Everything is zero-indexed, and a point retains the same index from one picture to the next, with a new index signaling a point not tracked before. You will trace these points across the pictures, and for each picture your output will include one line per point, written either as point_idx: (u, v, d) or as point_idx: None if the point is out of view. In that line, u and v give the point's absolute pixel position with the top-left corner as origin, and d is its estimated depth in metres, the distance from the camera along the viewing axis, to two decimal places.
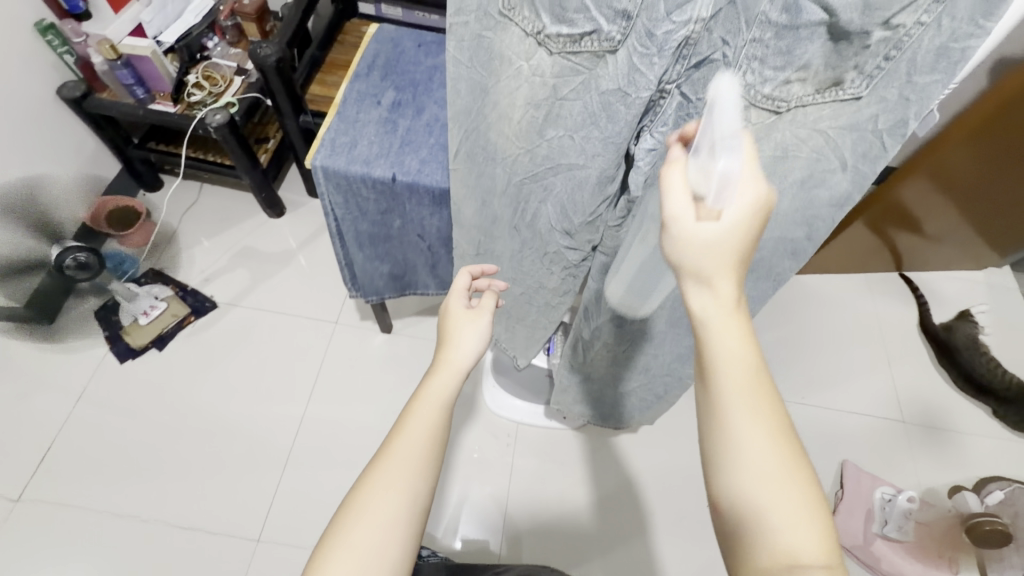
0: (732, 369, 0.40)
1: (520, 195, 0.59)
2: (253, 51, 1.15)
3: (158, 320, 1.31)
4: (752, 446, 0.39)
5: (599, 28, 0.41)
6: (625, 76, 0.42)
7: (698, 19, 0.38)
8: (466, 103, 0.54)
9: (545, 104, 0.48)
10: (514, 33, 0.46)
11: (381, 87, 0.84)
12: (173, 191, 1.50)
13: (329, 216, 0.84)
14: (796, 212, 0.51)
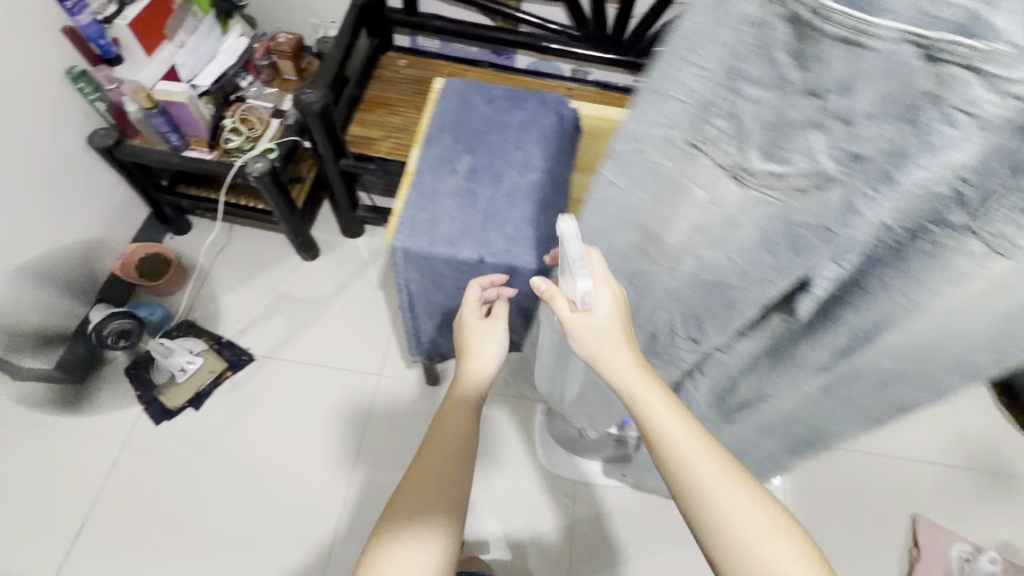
0: (670, 429, 0.48)
1: (647, 299, 0.53)
2: (297, 98, 1.08)
3: (194, 378, 1.24)
4: (709, 487, 0.47)
5: (818, 169, 0.33)
6: (838, 216, 0.35)
7: (954, 166, 0.31)
8: (601, 219, 0.46)
9: (713, 229, 0.41)
10: (702, 165, 0.36)
11: (455, 151, 0.78)
12: (203, 235, 1.44)
13: (402, 292, 0.79)
14: (990, 336, 0.43)
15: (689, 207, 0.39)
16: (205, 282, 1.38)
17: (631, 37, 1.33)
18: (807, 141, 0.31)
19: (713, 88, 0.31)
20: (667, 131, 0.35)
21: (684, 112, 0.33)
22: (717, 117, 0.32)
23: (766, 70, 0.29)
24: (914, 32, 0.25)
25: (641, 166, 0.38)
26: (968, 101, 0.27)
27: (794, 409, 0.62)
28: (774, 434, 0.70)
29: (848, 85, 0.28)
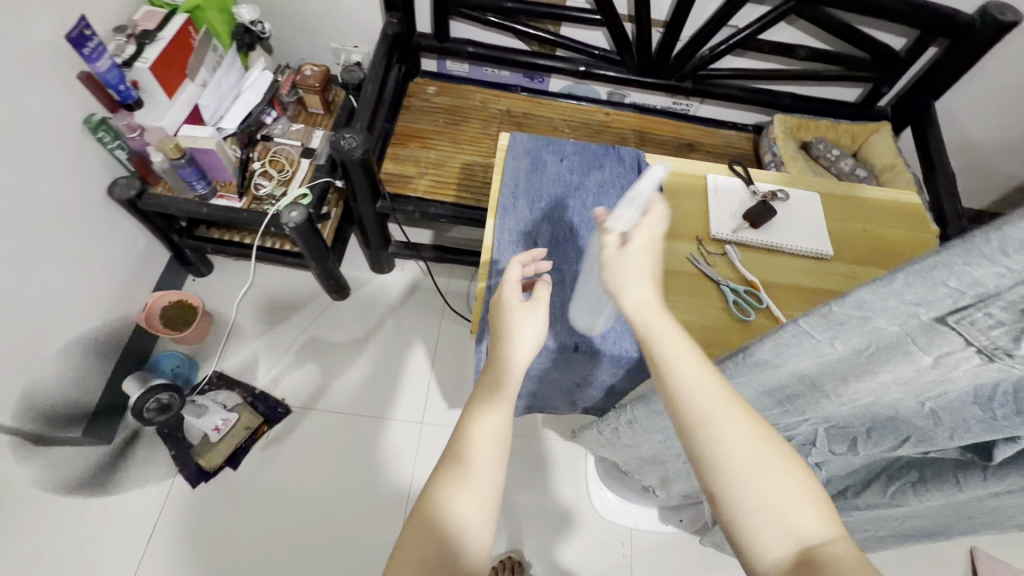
0: (680, 367, 0.46)
1: (796, 413, 0.49)
2: (336, 144, 1.01)
3: (230, 435, 1.18)
4: (718, 424, 0.43)
5: None
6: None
7: None
8: (771, 352, 0.41)
9: (918, 382, 0.37)
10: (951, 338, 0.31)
11: (533, 221, 0.72)
12: (227, 277, 1.37)
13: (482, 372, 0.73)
14: None
15: (905, 367, 0.35)
16: (233, 328, 1.31)
17: (675, 61, 1.26)
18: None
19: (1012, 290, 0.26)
20: (912, 308, 0.30)
21: (952, 298, 0.28)
22: (997, 308, 0.27)
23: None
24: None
25: (861, 329, 0.34)
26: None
27: (927, 509, 0.58)
28: (890, 521, 0.66)
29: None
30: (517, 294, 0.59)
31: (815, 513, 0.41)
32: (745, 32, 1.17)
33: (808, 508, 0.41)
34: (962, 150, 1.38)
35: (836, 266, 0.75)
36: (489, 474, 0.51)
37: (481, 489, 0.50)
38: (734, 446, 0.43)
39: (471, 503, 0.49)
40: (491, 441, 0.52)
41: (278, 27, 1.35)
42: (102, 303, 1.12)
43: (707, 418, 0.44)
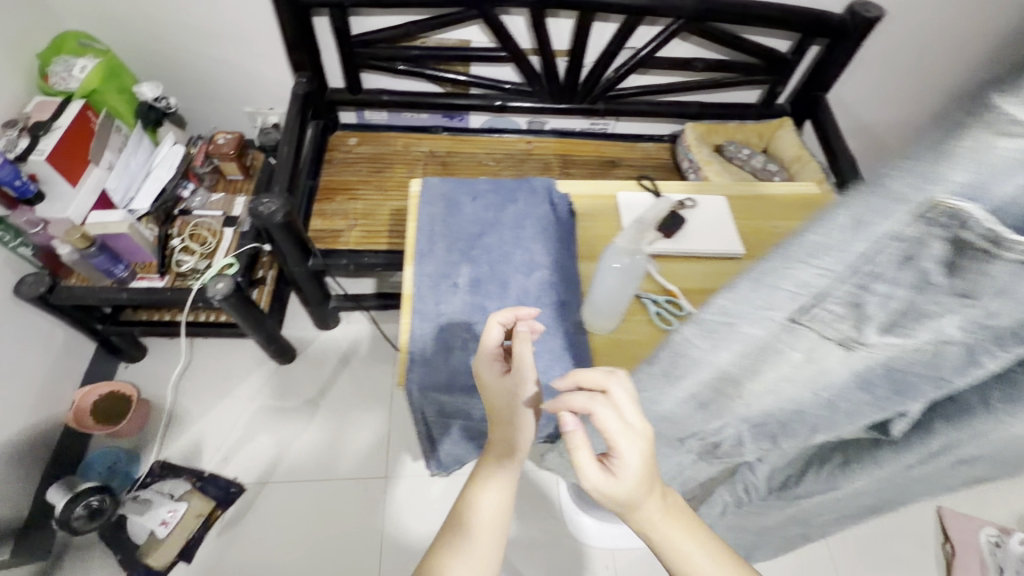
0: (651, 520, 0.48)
1: (708, 421, 0.50)
2: (255, 211, 0.99)
3: (180, 527, 1.11)
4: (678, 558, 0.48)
5: (946, 338, 0.30)
6: (951, 367, 0.33)
7: None
8: (672, 371, 0.42)
9: (805, 377, 0.37)
10: (808, 336, 0.32)
11: (452, 264, 0.72)
12: (162, 358, 1.31)
13: (418, 424, 0.71)
14: None
15: (783, 365, 0.36)
16: (174, 410, 1.25)
17: (584, 86, 1.32)
18: (940, 321, 0.28)
19: (832, 288, 0.27)
20: (766, 314, 0.31)
21: (793, 301, 0.29)
22: (832, 304, 0.29)
23: (910, 275, 0.25)
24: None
25: (737, 337, 0.34)
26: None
27: (864, 491, 0.59)
28: (836, 508, 0.67)
29: (997, 292, 0.24)
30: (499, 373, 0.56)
31: None
32: (642, 52, 1.24)
33: None
34: (860, 132, 1.48)
35: (748, 262, 0.78)
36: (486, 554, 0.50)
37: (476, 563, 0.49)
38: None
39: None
40: (486, 531, 0.51)
41: (189, 99, 1.35)
42: (21, 409, 1.05)
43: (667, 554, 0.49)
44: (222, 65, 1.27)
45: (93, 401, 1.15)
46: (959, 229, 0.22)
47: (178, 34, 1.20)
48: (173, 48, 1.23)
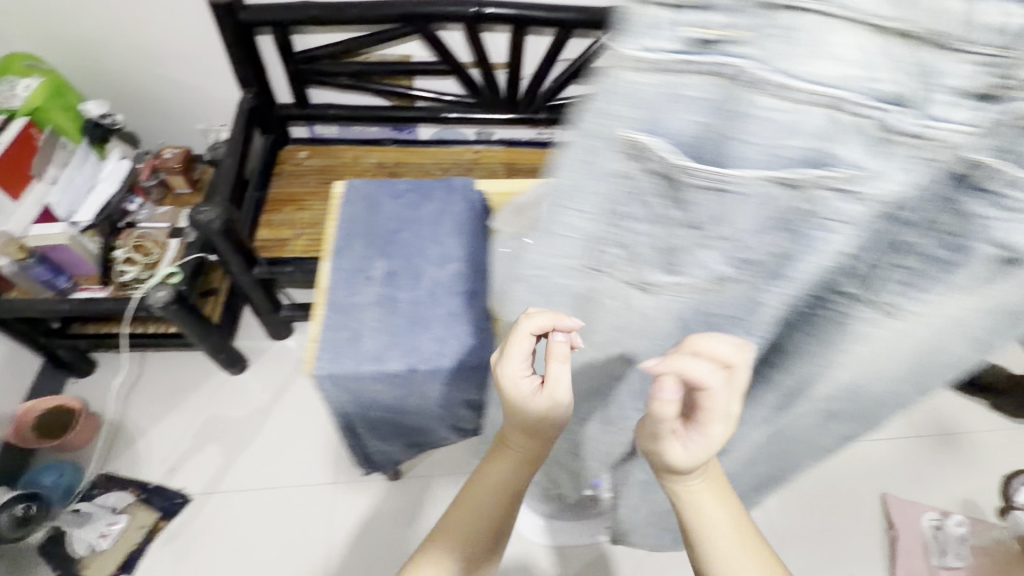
0: (691, 497, 0.50)
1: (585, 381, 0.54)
2: (193, 219, 1.02)
3: (122, 538, 1.11)
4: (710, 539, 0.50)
5: (718, 273, 0.33)
6: (741, 305, 0.37)
7: (836, 255, 0.32)
8: (528, 332, 0.45)
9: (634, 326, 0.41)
10: (610, 283, 0.35)
11: (368, 258, 0.75)
12: (112, 372, 1.31)
13: (336, 413, 0.73)
14: (906, 372, 0.45)
15: (607, 315, 0.40)
16: (122, 423, 1.25)
17: (525, 97, 1.38)
18: (700, 257, 0.32)
19: (599, 231, 0.31)
20: (572, 262, 0.34)
21: (581, 247, 0.33)
22: (613, 246, 0.32)
23: (647, 212, 0.29)
24: (765, 176, 0.25)
25: (560, 291, 0.38)
26: (834, 212, 0.28)
27: (750, 454, 0.63)
28: (737, 478, 0.70)
29: (721, 224, 0.28)
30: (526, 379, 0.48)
31: None
32: (576, 63, 1.30)
33: None
34: None
35: None
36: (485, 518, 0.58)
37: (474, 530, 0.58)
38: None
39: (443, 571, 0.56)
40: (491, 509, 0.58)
41: (140, 118, 1.38)
42: None
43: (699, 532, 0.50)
44: (170, 84, 1.31)
45: (37, 415, 1.16)
46: (655, 163, 0.25)
47: (127, 55, 1.25)
48: (122, 69, 1.27)
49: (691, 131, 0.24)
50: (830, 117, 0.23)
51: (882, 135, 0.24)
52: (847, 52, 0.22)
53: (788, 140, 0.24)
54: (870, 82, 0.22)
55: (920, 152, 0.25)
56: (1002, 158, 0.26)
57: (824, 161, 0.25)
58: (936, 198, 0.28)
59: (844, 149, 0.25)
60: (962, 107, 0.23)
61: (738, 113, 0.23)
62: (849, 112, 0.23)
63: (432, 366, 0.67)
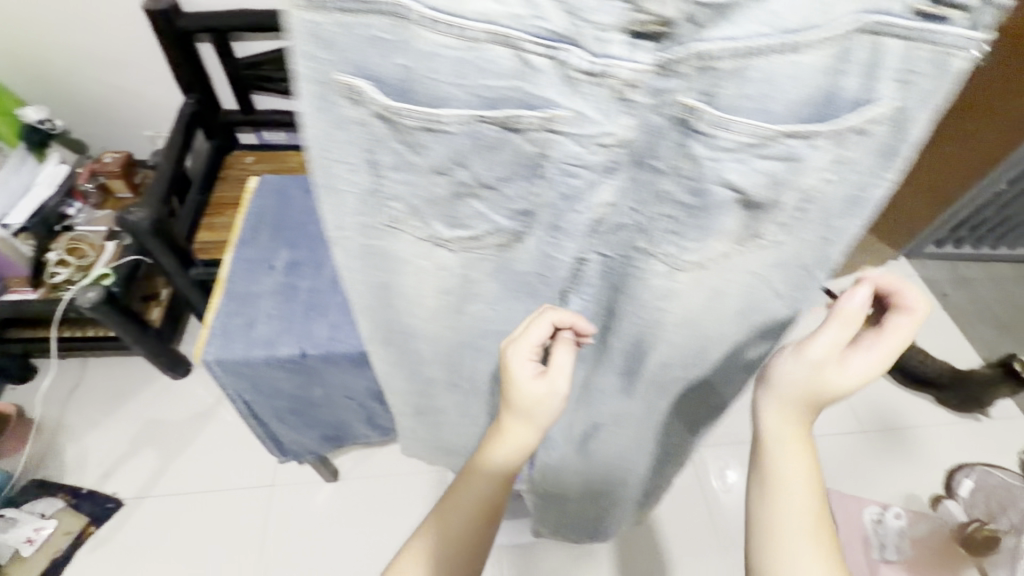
0: (782, 443, 0.44)
1: (454, 360, 0.56)
2: (122, 219, 1.04)
3: (47, 544, 1.10)
4: (792, 500, 0.43)
5: (499, 226, 0.36)
6: (539, 261, 0.39)
7: (601, 205, 0.34)
8: (371, 301, 0.47)
9: (457, 289, 0.43)
10: (406, 240, 0.37)
11: (273, 248, 0.76)
12: (51, 376, 1.31)
13: (238, 402, 0.74)
14: (740, 331, 0.47)
15: (425, 277, 0.41)
16: (59, 427, 1.25)
17: None
18: (471, 208, 0.34)
19: (371, 182, 0.33)
20: (372, 223, 0.37)
21: (368, 203, 0.35)
22: (392, 199, 0.34)
23: (400, 160, 0.32)
24: (478, 113, 0.28)
25: (375, 246, 0.39)
26: (570, 156, 0.31)
27: (631, 428, 0.65)
28: (629, 456, 0.72)
29: (481, 169, 0.31)
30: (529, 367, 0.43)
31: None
32: None
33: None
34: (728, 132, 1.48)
35: None
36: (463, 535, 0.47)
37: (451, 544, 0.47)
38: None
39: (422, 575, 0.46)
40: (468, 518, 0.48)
41: (76, 126, 1.35)
42: None
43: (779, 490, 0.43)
44: (105, 90, 1.29)
45: None
46: (371, 106, 0.28)
47: (58, 62, 1.23)
48: (55, 76, 1.26)
49: (401, 78, 0.28)
50: (508, 54, 0.27)
51: (567, 72, 0.27)
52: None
53: (483, 77, 0.28)
54: (528, 19, 0.26)
55: (609, 90, 0.28)
56: (698, 100, 0.28)
57: (523, 98, 0.29)
58: (668, 143, 0.30)
59: (536, 87, 0.28)
60: (620, 44, 0.27)
61: (418, 51, 0.27)
62: (520, 48, 0.27)
63: (325, 351, 0.68)
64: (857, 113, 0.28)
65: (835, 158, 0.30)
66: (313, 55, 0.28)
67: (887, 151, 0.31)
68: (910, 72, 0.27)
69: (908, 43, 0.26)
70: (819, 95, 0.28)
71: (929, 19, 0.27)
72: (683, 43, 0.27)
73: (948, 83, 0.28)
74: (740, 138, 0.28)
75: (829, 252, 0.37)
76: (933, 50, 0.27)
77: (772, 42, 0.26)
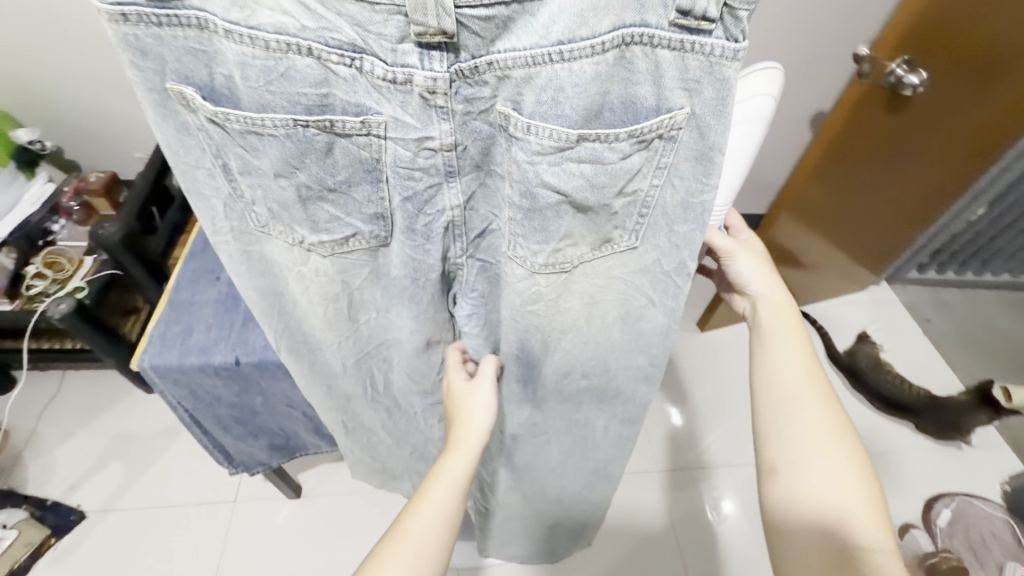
0: (771, 328, 0.61)
1: (364, 372, 0.67)
2: (94, 232, 1.08)
3: (8, 554, 1.11)
4: (788, 367, 0.58)
5: (360, 230, 0.49)
6: (408, 262, 0.51)
7: (452, 206, 0.48)
8: (256, 283, 0.55)
9: (342, 295, 0.56)
10: (277, 245, 0.52)
11: (221, 260, 0.79)
12: (26, 389, 1.33)
13: (177, 409, 0.75)
14: (587, 316, 0.58)
15: None
16: (30, 439, 1.27)
17: None
18: (325, 212, 0.48)
19: (228, 185, 0.47)
20: (275, 235, 0.51)
21: (268, 208, 0.48)
22: (278, 206, 0.48)
23: (245, 163, 0.45)
24: (297, 118, 0.40)
25: (259, 244, 0.52)
26: (409, 161, 0.44)
27: (529, 421, 0.72)
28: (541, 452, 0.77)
29: (323, 173, 0.44)
30: (461, 377, 0.61)
31: (846, 427, 0.54)
32: None
33: (841, 432, 0.53)
34: None
35: None
36: (430, 548, 0.47)
37: (419, 558, 0.46)
38: (809, 425, 0.54)
39: (409, 560, 0.46)
40: (436, 526, 0.49)
41: (54, 140, 1.37)
42: None
43: (773, 363, 0.58)
44: (84, 108, 1.31)
45: None
46: (261, 129, 0.41)
47: (35, 80, 1.25)
48: (33, 94, 1.27)
49: (282, 105, 0.41)
50: (311, 62, 0.38)
51: (369, 78, 0.39)
52: (284, 13, 0.37)
53: (292, 82, 0.39)
54: (323, 33, 0.37)
55: (415, 94, 0.40)
56: (509, 106, 0.41)
57: (339, 102, 0.41)
58: (501, 149, 0.45)
59: (345, 92, 0.40)
60: (414, 54, 0.38)
61: (226, 58, 0.39)
62: (322, 57, 0.38)
63: (259, 355, 0.70)
64: (656, 119, 0.42)
65: (655, 160, 0.44)
66: (135, 60, 0.39)
67: (699, 152, 0.44)
68: (691, 81, 0.40)
69: (679, 54, 0.38)
70: (618, 101, 0.42)
71: (689, 28, 0.37)
72: (474, 55, 0.39)
73: (723, 93, 0.40)
74: (545, 143, 0.42)
75: (686, 258, 0.51)
76: (703, 61, 0.38)
77: (549, 52, 0.38)
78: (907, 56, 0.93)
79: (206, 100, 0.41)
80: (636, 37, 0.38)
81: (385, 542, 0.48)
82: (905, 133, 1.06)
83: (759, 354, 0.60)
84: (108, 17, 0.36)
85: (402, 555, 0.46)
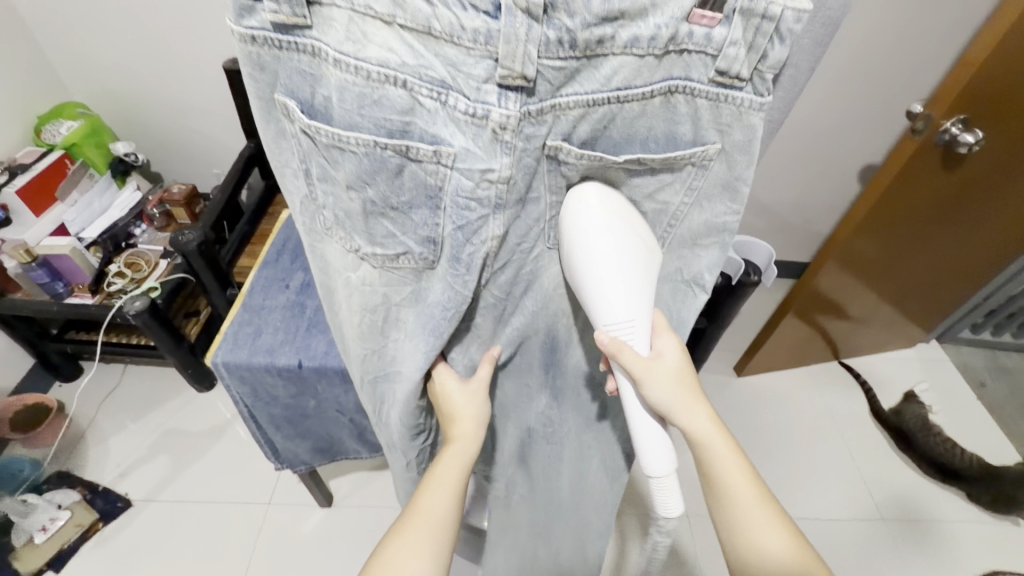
0: (714, 448, 0.57)
1: (378, 394, 0.68)
2: (175, 239, 1.18)
3: (58, 534, 1.16)
4: (734, 487, 0.57)
5: (411, 250, 0.53)
6: (456, 298, 0.54)
7: (493, 237, 0.51)
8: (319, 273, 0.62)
9: (379, 308, 0.60)
10: (336, 248, 0.58)
11: (290, 270, 0.85)
12: (92, 379, 1.43)
13: (238, 404, 0.81)
14: None
15: None
16: (90, 427, 1.35)
17: None
18: (383, 227, 0.53)
19: (306, 188, 0.54)
20: (339, 232, 0.56)
21: (329, 205, 0.54)
22: (347, 216, 0.53)
23: (324, 172, 0.51)
24: (378, 140, 0.45)
25: (323, 238, 0.59)
26: (464, 191, 0.48)
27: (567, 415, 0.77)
28: None
29: (388, 192, 0.49)
30: (452, 376, 0.65)
31: (793, 538, 0.55)
32: None
33: (791, 545, 0.55)
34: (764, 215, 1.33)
35: None
36: (439, 529, 0.58)
37: (433, 534, 0.57)
38: (763, 547, 0.55)
39: (421, 539, 0.57)
40: (448, 502, 0.60)
41: (145, 154, 1.51)
42: None
43: (723, 482, 0.57)
44: (177, 128, 1.45)
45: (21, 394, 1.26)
46: (343, 145, 0.47)
47: (148, 105, 1.40)
48: (136, 112, 1.42)
49: (358, 129, 0.46)
50: (402, 92, 0.44)
51: (450, 111, 0.44)
52: (389, 50, 0.42)
53: (381, 108, 0.45)
54: (420, 69, 0.43)
55: (488, 129, 0.44)
56: (559, 142, 0.47)
57: (418, 130, 0.46)
58: (541, 178, 0.50)
59: (425, 121, 0.45)
60: (494, 93, 0.43)
61: (330, 81, 0.45)
62: (413, 89, 0.43)
63: (319, 360, 0.74)
64: (691, 150, 0.50)
65: (687, 182, 0.53)
66: (254, 73, 0.46)
67: (726, 183, 0.52)
68: (723, 124, 0.48)
69: (715, 104, 0.47)
70: (662, 135, 0.49)
71: (722, 84, 0.45)
72: (543, 98, 0.44)
73: (750, 136, 0.48)
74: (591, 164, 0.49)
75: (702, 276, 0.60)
76: (735, 109, 0.47)
77: (606, 97, 0.45)
78: (962, 115, 0.90)
79: (303, 113, 0.47)
80: (680, 88, 0.46)
81: (402, 522, 0.59)
82: (950, 194, 1.06)
83: (705, 471, 0.58)
84: (240, 37, 0.44)
85: (418, 532, 0.57)
